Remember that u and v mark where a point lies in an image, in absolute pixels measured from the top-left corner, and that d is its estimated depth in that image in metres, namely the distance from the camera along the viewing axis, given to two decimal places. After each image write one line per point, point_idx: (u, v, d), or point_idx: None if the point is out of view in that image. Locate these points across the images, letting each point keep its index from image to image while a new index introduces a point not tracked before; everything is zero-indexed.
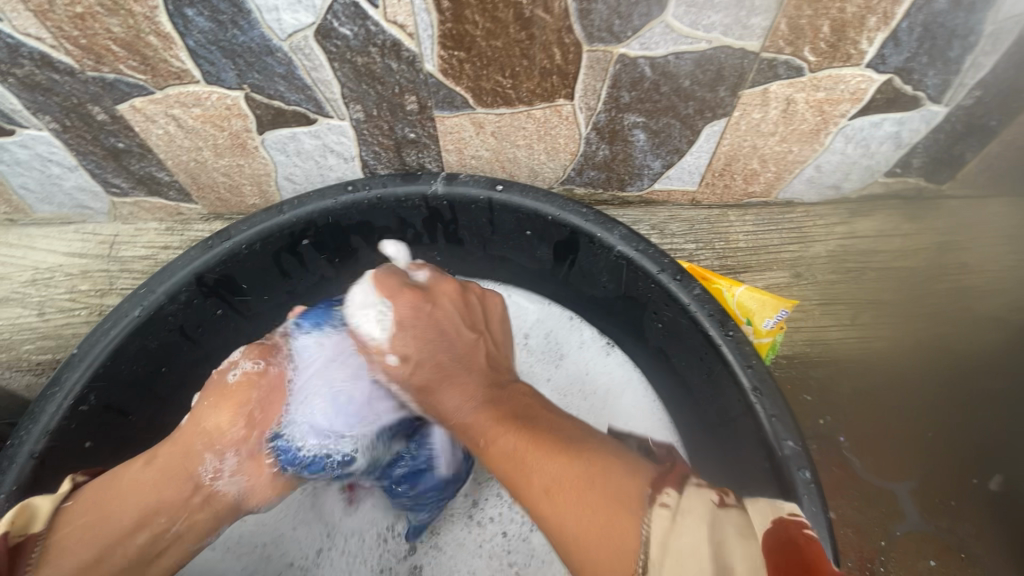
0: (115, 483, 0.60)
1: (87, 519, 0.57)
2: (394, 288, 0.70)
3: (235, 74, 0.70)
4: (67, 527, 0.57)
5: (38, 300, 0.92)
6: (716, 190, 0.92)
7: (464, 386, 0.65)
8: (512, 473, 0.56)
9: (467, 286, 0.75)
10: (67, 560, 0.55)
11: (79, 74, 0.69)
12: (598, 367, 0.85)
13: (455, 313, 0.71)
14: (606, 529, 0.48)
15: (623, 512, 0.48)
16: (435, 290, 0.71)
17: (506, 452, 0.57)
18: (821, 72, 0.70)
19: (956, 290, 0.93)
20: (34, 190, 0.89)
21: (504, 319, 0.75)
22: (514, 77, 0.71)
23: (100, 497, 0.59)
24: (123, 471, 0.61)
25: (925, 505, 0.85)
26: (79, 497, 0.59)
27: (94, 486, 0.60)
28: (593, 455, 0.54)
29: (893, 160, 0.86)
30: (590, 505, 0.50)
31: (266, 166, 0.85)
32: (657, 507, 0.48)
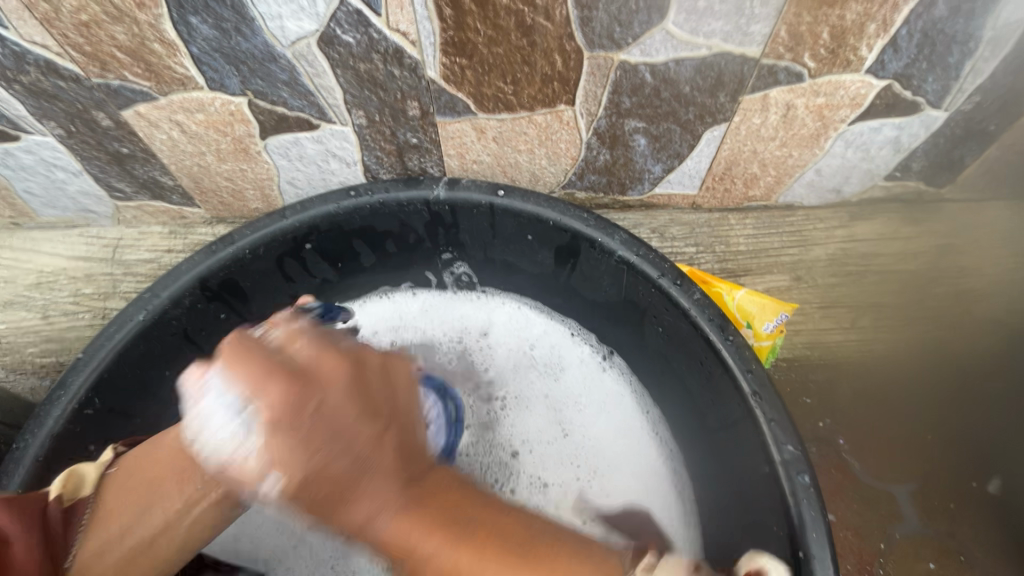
0: (157, 450, 0.63)
1: (133, 485, 0.60)
2: (259, 372, 0.51)
3: (238, 80, 0.70)
4: (115, 492, 0.59)
5: (42, 303, 0.93)
6: (716, 194, 0.92)
7: (377, 496, 0.48)
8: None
9: (360, 356, 0.55)
10: (119, 522, 0.58)
11: (84, 81, 0.70)
12: (594, 384, 0.87)
13: (346, 396, 0.50)
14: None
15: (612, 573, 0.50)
16: (313, 372, 0.51)
17: (442, 575, 0.46)
18: (821, 78, 0.70)
19: (955, 294, 0.94)
20: (39, 194, 0.90)
21: (409, 387, 0.57)
22: (515, 84, 0.71)
23: (145, 465, 0.62)
24: (164, 439, 0.64)
25: (924, 508, 0.85)
26: (123, 465, 0.62)
27: (132, 455, 0.63)
28: (555, 558, 0.48)
29: (893, 164, 0.86)
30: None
31: (269, 171, 0.85)
32: (650, 561, 0.52)
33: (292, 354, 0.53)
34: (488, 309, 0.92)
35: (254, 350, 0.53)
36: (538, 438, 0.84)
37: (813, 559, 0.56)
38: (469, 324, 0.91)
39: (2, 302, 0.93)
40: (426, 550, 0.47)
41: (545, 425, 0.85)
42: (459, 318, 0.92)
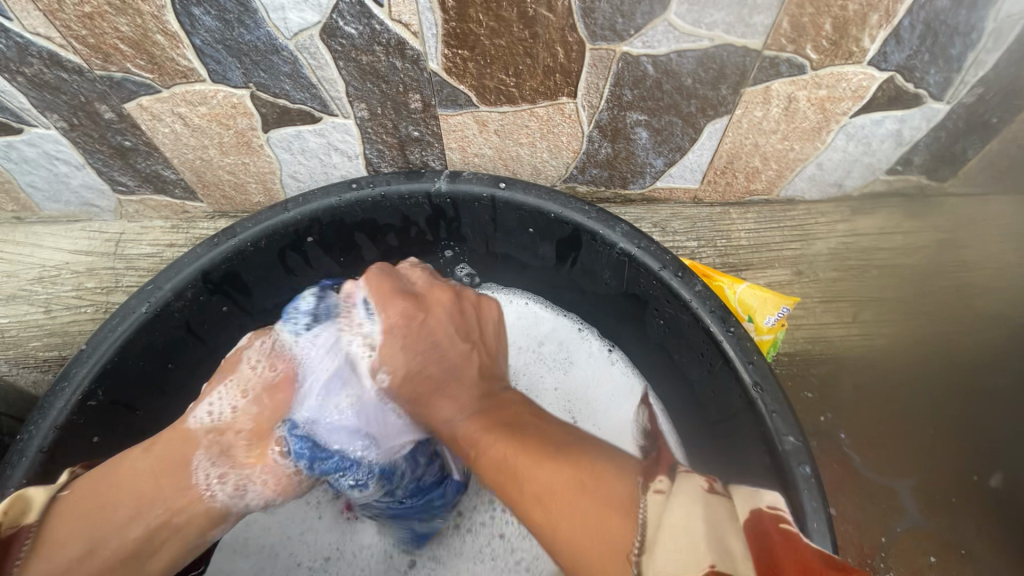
0: (111, 471, 0.61)
1: (73, 515, 0.58)
2: (389, 292, 0.68)
3: (241, 72, 0.70)
4: (64, 520, 0.58)
5: (45, 297, 0.93)
6: (718, 188, 0.92)
7: (459, 397, 0.66)
8: (502, 479, 0.59)
9: (460, 294, 0.72)
10: (51, 554, 0.56)
11: (87, 73, 0.70)
12: (601, 376, 0.87)
13: (449, 320, 0.68)
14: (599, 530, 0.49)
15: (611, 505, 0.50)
16: (428, 299, 0.69)
17: (495, 461, 0.59)
18: (822, 71, 0.70)
19: (957, 288, 0.93)
20: (42, 188, 0.90)
21: (496, 326, 0.73)
22: (517, 76, 0.71)
23: (81, 492, 0.60)
24: (124, 460, 0.62)
25: (926, 502, 0.85)
26: (75, 489, 0.60)
27: (90, 479, 0.61)
28: (585, 458, 0.56)
29: (894, 158, 0.86)
30: (582, 506, 0.52)
31: (271, 164, 0.85)
32: (652, 492, 0.49)
33: (421, 279, 0.72)
34: (497, 305, 0.91)
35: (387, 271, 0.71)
36: None
37: (815, 549, 0.56)
38: None
39: (5, 295, 0.93)
40: (484, 439, 0.61)
41: (555, 415, 0.85)
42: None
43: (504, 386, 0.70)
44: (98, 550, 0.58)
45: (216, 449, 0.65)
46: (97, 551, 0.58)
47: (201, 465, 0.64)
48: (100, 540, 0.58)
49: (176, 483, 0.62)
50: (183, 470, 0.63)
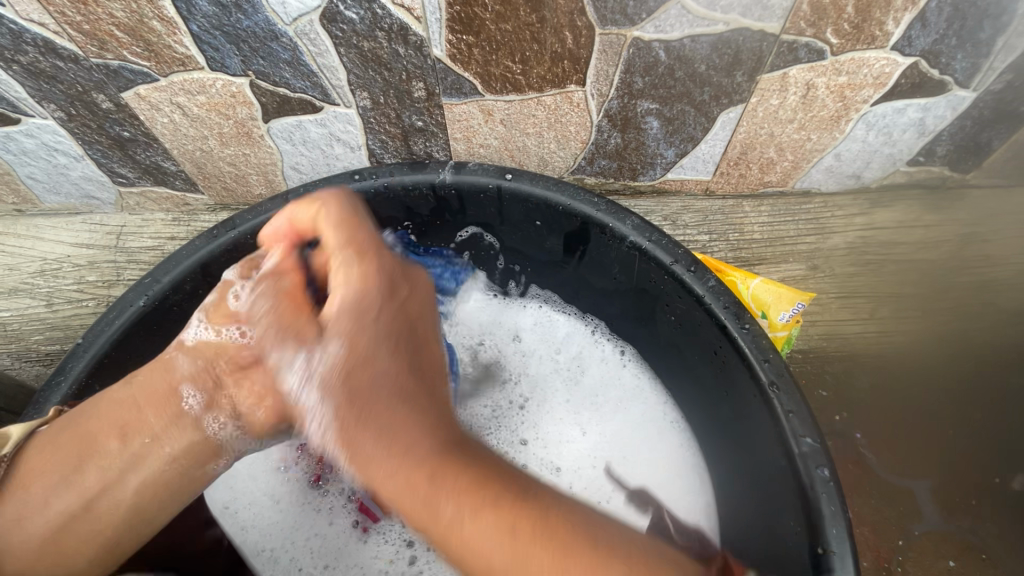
0: (91, 407, 0.53)
1: (53, 447, 0.51)
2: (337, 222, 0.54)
3: (240, 60, 0.68)
4: (42, 449, 0.51)
5: (46, 290, 0.92)
6: (731, 180, 0.89)
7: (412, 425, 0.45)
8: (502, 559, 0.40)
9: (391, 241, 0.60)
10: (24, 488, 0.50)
11: (84, 61, 0.68)
12: (613, 381, 0.85)
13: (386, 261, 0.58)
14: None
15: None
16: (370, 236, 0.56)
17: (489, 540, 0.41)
18: (843, 56, 0.67)
19: (980, 284, 0.90)
20: (42, 180, 0.89)
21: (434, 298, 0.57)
22: (524, 62, 0.69)
23: (64, 422, 0.53)
24: (103, 393, 0.54)
25: (944, 504, 0.83)
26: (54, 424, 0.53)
27: (72, 413, 0.54)
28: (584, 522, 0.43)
29: (916, 148, 0.83)
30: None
31: (272, 156, 0.84)
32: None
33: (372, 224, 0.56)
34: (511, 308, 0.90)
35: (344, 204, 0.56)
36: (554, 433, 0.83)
37: (833, 556, 0.54)
38: (501, 326, 0.90)
39: (7, 289, 0.92)
40: (440, 496, 0.42)
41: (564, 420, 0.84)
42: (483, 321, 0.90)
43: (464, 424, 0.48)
44: (77, 480, 0.50)
45: (205, 377, 0.53)
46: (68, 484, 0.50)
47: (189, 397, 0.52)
48: (67, 478, 0.50)
49: (161, 413, 0.52)
50: (161, 397, 0.52)
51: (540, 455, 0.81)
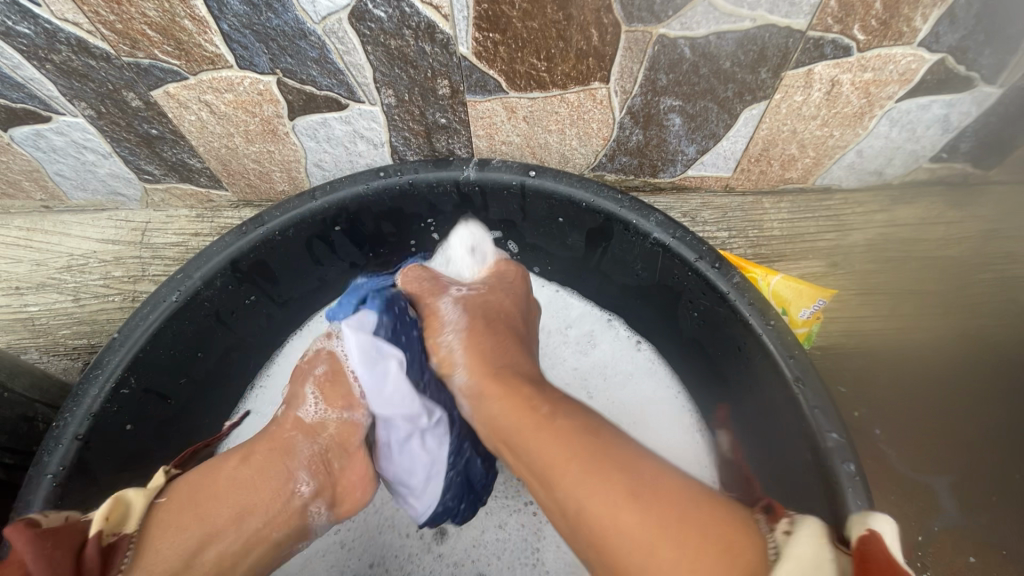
0: (212, 484, 0.60)
1: (175, 523, 0.57)
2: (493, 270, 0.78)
3: (268, 58, 0.69)
4: (162, 528, 0.57)
5: (73, 285, 0.94)
6: (751, 176, 0.89)
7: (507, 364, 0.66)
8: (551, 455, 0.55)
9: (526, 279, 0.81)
10: (153, 566, 0.55)
11: (115, 60, 0.69)
12: (626, 360, 0.86)
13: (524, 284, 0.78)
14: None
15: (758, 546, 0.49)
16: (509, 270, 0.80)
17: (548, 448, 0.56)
18: (870, 52, 0.67)
19: (1002, 281, 0.90)
20: (70, 177, 0.90)
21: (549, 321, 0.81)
22: (549, 60, 0.69)
23: (184, 497, 0.59)
24: (220, 468, 0.61)
25: (965, 500, 0.83)
26: (173, 495, 0.60)
27: (187, 485, 0.61)
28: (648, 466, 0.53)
29: (939, 144, 0.83)
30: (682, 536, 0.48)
31: (296, 152, 0.85)
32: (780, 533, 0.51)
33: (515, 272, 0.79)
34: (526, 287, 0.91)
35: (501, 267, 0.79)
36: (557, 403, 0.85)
37: None
38: None
39: (35, 284, 0.94)
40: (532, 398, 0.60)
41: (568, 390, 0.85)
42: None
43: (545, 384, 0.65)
44: (200, 560, 0.56)
45: (315, 465, 0.65)
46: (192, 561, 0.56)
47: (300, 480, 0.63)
48: (193, 555, 0.56)
49: (276, 493, 0.61)
50: (280, 480, 0.62)
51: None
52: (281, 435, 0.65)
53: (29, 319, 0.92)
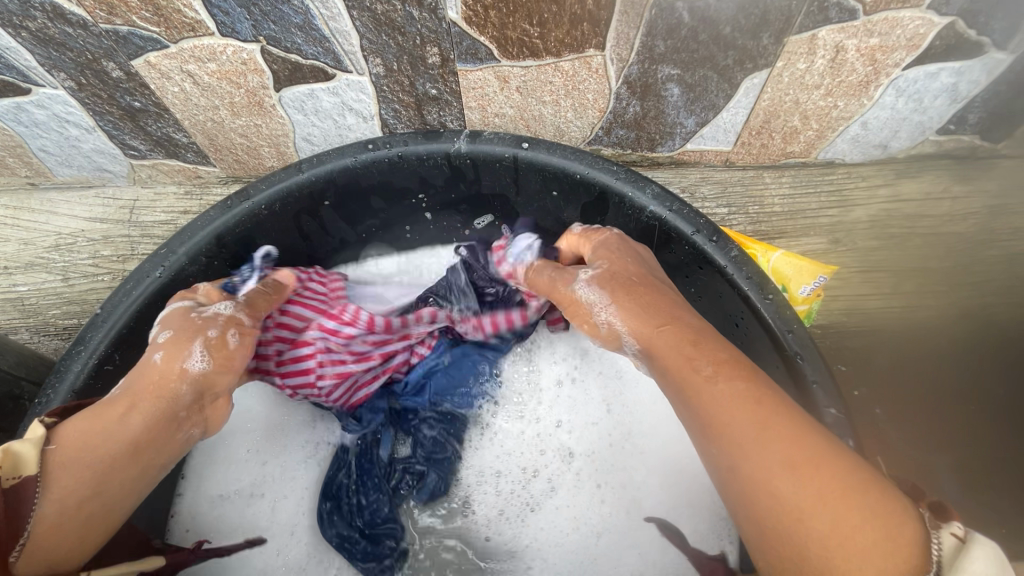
0: (90, 422, 0.53)
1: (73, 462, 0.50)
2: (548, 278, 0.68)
3: (250, 25, 0.67)
4: (64, 469, 0.50)
5: (62, 265, 0.92)
6: (752, 150, 0.87)
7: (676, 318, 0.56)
8: (737, 413, 0.47)
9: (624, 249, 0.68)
10: (64, 499, 0.49)
11: (92, 27, 0.67)
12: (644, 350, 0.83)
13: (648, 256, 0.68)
14: (875, 546, 0.39)
15: (901, 523, 0.40)
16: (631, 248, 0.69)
17: (732, 396, 0.48)
18: (877, 16, 0.64)
19: (1008, 257, 0.88)
20: (54, 153, 0.88)
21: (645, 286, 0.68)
22: (541, 25, 0.66)
23: (80, 445, 0.51)
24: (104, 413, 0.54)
25: (965, 479, 0.82)
26: (65, 441, 0.51)
27: (81, 432, 0.52)
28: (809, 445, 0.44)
29: (947, 116, 0.80)
30: (859, 525, 0.40)
31: (284, 126, 0.83)
32: (945, 531, 0.40)
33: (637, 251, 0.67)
34: None
35: (615, 241, 0.67)
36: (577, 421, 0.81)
37: None
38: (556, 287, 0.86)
39: (23, 264, 0.93)
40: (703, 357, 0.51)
41: (590, 406, 0.81)
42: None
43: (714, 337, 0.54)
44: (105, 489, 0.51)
45: (198, 404, 0.59)
46: (102, 496, 0.51)
47: (183, 417, 0.57)
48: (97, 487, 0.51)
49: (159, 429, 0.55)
50: (166, 418, 0.56)
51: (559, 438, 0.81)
52: (165, 384, 0.56)
53: (17, 299, 0.91)
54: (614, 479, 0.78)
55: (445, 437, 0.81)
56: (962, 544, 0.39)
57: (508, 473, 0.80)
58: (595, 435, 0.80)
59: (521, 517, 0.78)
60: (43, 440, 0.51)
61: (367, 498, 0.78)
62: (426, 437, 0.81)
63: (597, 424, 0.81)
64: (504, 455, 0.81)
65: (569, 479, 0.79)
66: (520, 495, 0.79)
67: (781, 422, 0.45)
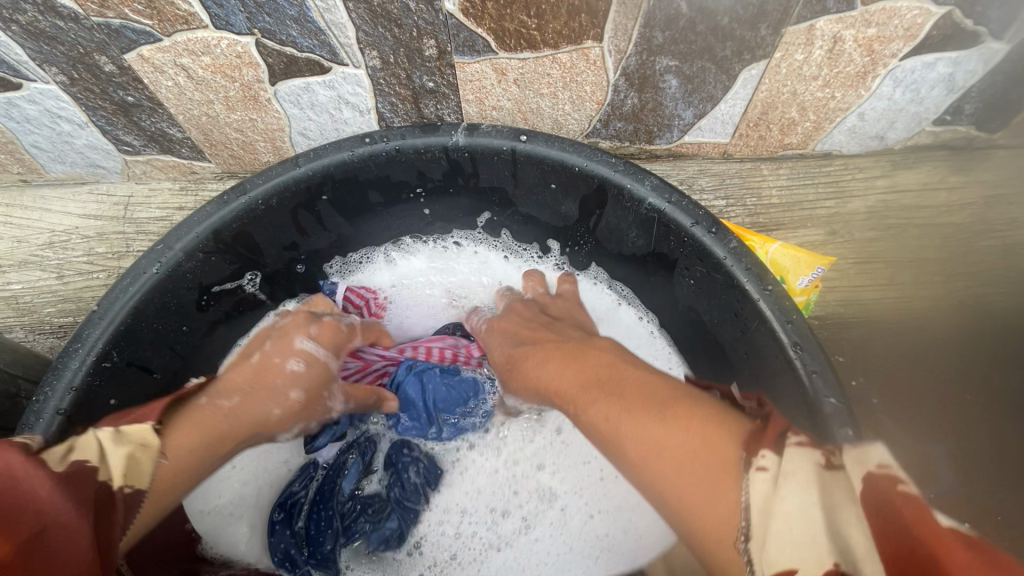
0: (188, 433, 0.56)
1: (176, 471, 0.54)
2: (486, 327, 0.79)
3: (245, 17, 0.66)
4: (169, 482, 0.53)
5: (57, 263, 0.92)
6: (749, 142, 0.87)
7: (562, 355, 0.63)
8: (607, 433, 0.52)
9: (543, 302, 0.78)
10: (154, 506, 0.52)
11: (83, 20, 0.66)
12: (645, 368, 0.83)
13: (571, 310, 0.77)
14: (706, 499, 0.42)
15: (723, 472, 0.42)
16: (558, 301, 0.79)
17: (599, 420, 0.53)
18: (874, 5, 0.64)
19: (1004, 247, 0.89)
20: (46, 148, 0.87)
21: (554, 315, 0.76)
22: (539, 16, 0.66)
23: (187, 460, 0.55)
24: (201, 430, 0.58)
25: (962, 466, 0.82)
26: (175, 454, 0.54)
27: (186, 447, 0.55)
28: (655, 429, 0.48)
29: (944, 106, 0.81)
30: (695, 491, 0.43)
31: (279, 120, 0.82)
32: (752, 471, 0.40)
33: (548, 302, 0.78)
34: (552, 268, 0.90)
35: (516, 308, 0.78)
36: (572, 463, 0.81)
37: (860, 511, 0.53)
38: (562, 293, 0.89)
39: (17, 262, 0.92)
40: (579, 386, 0.58)
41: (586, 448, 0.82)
42: (482, 270, 0.92)
43: (597, 356, 0.60)
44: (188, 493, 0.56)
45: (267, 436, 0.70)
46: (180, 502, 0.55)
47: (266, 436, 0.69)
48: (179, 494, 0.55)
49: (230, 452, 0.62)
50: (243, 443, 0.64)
51: (547, 480, 0.81)
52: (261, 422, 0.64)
53: (11, 297, 0.90)
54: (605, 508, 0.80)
55: (425, 486, 0.80)
56: (770, 477, 0.39)
57: (474, 514, 0.80)
58: (585, 473, 0.81)
59: (484, 556, 0.79)
60: (161, 453, 0.53)
61: (318, 527, 0.76)
62: (409, 480, 0.79)
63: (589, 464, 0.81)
64: (479, 494, 0.81)
65: (549, 515, 0.80)
66: (489, 535, 0.80)
67: (630, 418, 0.50)
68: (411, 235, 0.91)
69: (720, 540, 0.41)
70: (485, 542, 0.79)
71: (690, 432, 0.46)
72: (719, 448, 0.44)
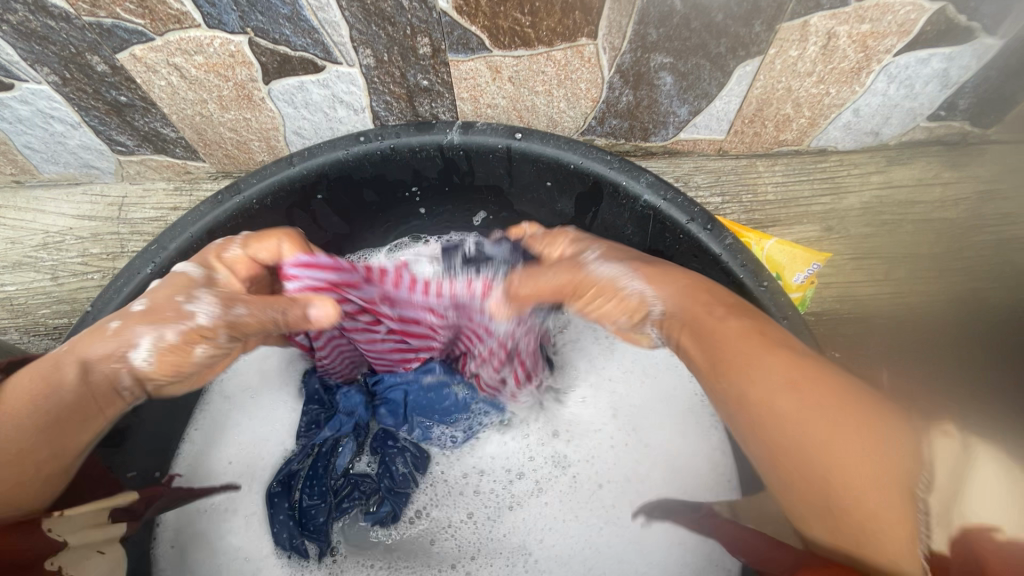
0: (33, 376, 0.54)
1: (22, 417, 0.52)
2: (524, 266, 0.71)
3: (238, 16, 0.65)
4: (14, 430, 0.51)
5: (51, 264, 0.91)
6: (745, 138, 0.87)
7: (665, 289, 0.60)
8: (740, 373, 0.50)
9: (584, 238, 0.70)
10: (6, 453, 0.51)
11: (75, 19, 0.65)
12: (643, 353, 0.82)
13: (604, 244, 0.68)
14: (858, 458, 0.43)
15: (876, 434, 0.44)
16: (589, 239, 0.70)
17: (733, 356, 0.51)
18: (867, 1, 0.64)
19: (998, 242, 0.89)
20: (39, 149, 0.87)
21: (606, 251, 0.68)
22: (533, 14, 0.65)
23: (27, 405, 0.52)
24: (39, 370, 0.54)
25: None
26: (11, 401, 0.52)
27: (24, 390, 0.53)
28: (808, 378, 0.47)
29: (938, 101, 0.81)
30: (846, 445, 0.44)
31: (273, 120, 0.82)
32: (941, 436, 0.45)
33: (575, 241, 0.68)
34: None
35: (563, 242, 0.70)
36: (579, 430, 0.81)
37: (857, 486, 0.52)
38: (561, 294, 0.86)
39: (11, 263, 0.91)
40: (702, 323, 0.55)
41: (592, 416, 0.81)
42: None
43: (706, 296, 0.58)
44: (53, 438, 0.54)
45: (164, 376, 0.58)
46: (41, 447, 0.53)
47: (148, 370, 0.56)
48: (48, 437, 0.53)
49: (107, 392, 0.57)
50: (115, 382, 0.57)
51: (556, 446, 0.80)
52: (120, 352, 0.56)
53: (6, 298, 0.90)
54: (614, 476, 0.78)
55: (415, 472, 0.79)
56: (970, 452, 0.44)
57: (492, 472, 0.80)
58: (597, 441, 0.80)
59: (498, 514, 0.78)
60: None
61: (309, 501, 0.76)
62: (397, 471, 0.78)
63: (599, 431, 0.80)
64: (485, 460, 0.80)
65: (557, 479, 0.79)
66: (503, 494, 0.79)
67: (787, 361, 0.49)
68: (410, 235, 0.90)
69: (848, 497, 0.43)
70: (496, 508, 0.78)
71: (854, 391, 0.46)
72: (892, 418, 0.45)
